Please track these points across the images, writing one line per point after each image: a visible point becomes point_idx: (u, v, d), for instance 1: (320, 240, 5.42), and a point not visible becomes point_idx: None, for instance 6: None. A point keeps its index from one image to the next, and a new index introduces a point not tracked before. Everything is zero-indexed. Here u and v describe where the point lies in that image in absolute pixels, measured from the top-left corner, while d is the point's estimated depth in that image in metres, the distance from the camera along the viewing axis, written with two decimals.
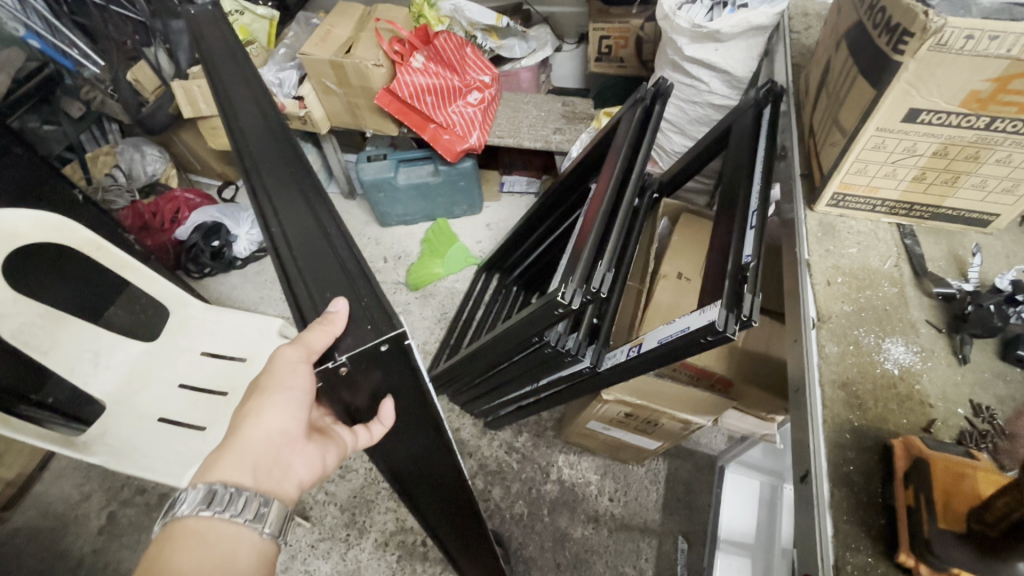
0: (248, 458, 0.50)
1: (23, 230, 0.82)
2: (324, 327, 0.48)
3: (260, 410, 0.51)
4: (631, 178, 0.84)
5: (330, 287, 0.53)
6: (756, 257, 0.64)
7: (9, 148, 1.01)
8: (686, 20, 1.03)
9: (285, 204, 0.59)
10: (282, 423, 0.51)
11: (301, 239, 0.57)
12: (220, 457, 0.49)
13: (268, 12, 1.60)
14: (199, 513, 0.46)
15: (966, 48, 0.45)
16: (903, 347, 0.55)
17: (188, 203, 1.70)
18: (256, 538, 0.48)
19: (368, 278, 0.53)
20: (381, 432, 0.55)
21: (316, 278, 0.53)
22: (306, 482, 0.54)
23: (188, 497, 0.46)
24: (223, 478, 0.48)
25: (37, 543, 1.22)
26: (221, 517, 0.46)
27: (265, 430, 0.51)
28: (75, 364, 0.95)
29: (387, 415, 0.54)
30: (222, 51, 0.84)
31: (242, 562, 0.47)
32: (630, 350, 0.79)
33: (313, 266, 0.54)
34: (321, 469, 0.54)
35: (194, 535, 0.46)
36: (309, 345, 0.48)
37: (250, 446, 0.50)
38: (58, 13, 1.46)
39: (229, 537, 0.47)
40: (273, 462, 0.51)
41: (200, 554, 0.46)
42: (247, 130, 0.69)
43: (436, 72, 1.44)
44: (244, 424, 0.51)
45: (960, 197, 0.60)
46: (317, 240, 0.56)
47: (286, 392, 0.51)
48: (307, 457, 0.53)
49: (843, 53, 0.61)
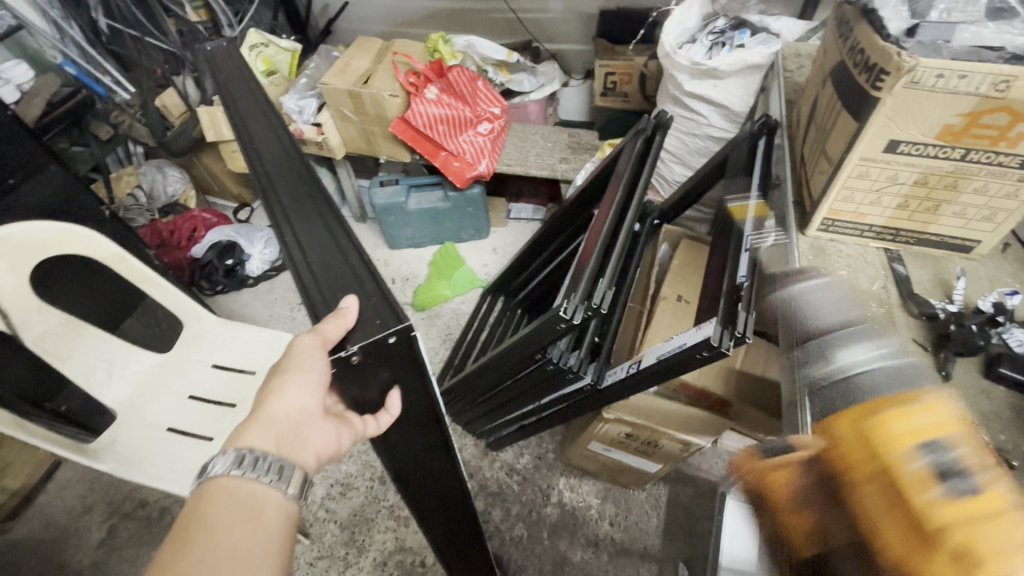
0: (271, 431, 0.52)
1: (52, 241, 0.87)
2: (338, 320, 0.51)
3: (281, 389, 0.52)
4: (632, 205, 0.88)
5: (341, 289, 0.56)
6: (750, 278, 0.67)
7: (44, 166, 1.07)
8: (686, 58, 1.10)
9: (298, 219, 0.63)
10: (302, 401, 0.53)
11: (315, 249, 0.60)
12: (246, 428, 0.51)
13: (291, 45, 1.70)
14: (230, 472, 0.48)
15: (937, 85, 0.49)
16: (890, 363, 0.58)
17: (205, 223, 1.76)
18: (281, 499, 0.50)
19: (377, 281, 0.56)
20: (388, 422, 0.55)
21: (329, 282, 0.57)
22: (324, 456, 0.55)
23: (221, 458, 0.49)
24: (251, 445, 0.50)
25: (35, 556, 1.22)
26: (250, 477, 0.49)
27: (287, 407, 0.53)
28: (90, 373, 0.98)
29: (393, 405, 0.55)
30: (245, 81, 0.90)
31: (270, 520, 0.49)
32: (630, 366, 0.81)
33: (325, 271, 0.58)
34: (337, 446, 0.56)
35: (226, 492, 0.48)
36: (324, 336, 0.50)
37: (274, 419, 0.52)
38: (94, 43, 1.61)
39: (257, 495, 0.49)
40: (294, 436, 0.53)
41: (232, 508, 0.48)
42: (264, 152, 0.74)
43: (449, 103, 1.52)
44: (267, 400, 0.53)
45: (941, 223, 0.63)
46: (331, 250, 0.60)
47: (304, 373, 0.52)
48: (325, 432, 0.55)
49: (828, 90, 0.65)
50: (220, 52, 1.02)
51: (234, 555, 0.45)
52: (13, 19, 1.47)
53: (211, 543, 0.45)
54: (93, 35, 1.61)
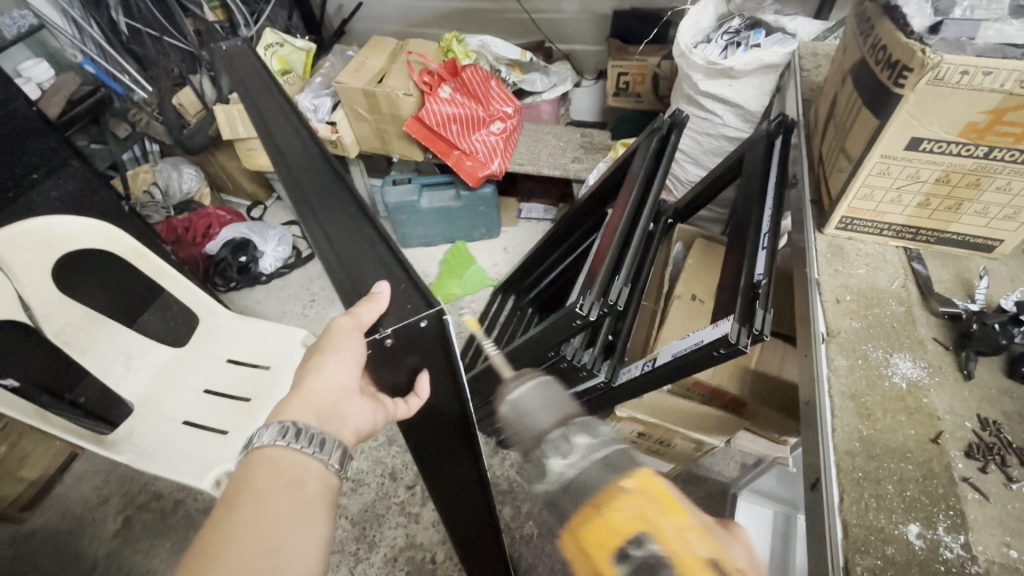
0: (312, 405, 0.53)
1: (74, 235, 0.89)
2: (371, 303, 0.54)
3: (321, 365, 0.54)
4: (646, 205, 0.88)
5: (370, 275, 0.59)
6: (768, 276, 0.67)
7: (67, 161, 1.09)
8: (702, 57, 1.10)
9: (327, 212, 0.65)
10: (341, 378, 0.55)
11: (342, 237, 0.63)
12: (288, 402, 0.53)
13: (306, 45, 1.72)
14: (275, 443, 0.50)
15: (961, 82, 0.49)
16: (911, 362, 0.58)
17: (220, 220, 1.78)
18: (323, 471, 0.52)
19: (403, 265, 0.58)
20: (418, 406, 0.56)
21: (359, 270, 0.60)
22: (360, 433, 0.56)
23: (267, 429, 0.51)
24: (293, 418, 0.52)
25: (52, 546, 1.24)
26: (293, 448, 0.51)
27: (327, 382, 0.54)
28: (109, 366, 1.00)
29: (423, 387, 0.56)
30: (260, 78, 0.91)
31: (312, 490, 0.51)
32: (645, 364, 0.81)
33: (354, 260, 0.61)
34: (373, 425, 0.57)
35: (271, 462, 0.50)
36: (360, 317, 0.54)
37: (314, 394, 0.54)
38: (113, 42, 1.64)
39: (299, 465, 0.51)
40: (333, 411, 0.54)
41: (277, 476, 0.50)
42: (285, 144, 0.77)
43: (462, 103, 1.53)
44: (307, 376, 0.55)
45: (963, 222, 0.62)
46: (359, 241, 0.63)
47: (343, 352, 0.55)
48: (362, 410, 0.56)
49: (848, 88, 0.65)
50: (236, 51, 1.02)
51: (280, 518, 0.46)
52: (35, 19, 1.55)
53: (258, 507, 0.47)
54: (113, 34, 1.64)
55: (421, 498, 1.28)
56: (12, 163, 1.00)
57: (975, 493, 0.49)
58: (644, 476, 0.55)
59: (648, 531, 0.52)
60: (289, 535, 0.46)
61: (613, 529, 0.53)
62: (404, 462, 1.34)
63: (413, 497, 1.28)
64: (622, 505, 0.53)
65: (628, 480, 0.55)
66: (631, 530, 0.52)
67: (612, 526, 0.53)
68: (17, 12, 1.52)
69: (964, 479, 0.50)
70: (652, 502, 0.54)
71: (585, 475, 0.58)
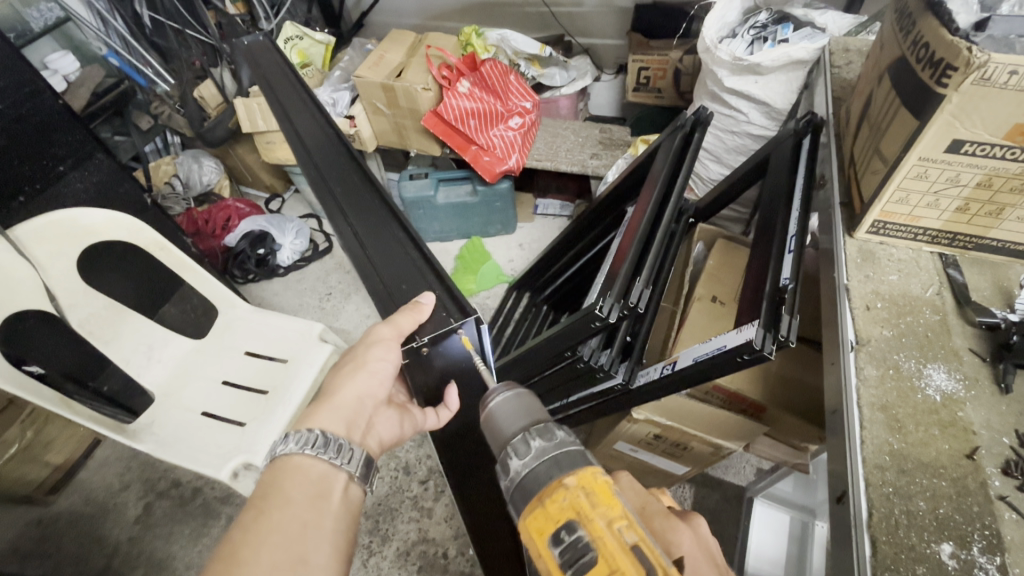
0: (342, 415, 0.57)
1: (99, 227, 0.90)
2: (414, 313, 0.60)
3: (353, 374, 0.59)
4: (668, 206, 0.86)
5: (409, 281, 0.69)
6: (795, 279, 0.65)
7: (93, 154, 1.10)
8: (727, 53, 1.07)
9: (367, 226, 0.76)
10: (371, 389, 0.60)
11: (376, 242, 0.74)
12: (317, 410, 0.57)
13: (325, 37, 1.73)
14: (303, 451, 0.52)
15: (1009, 83, 0.46)
16: (946, 373, 0.56)
17: (239, 213, 1.79)
18: (348, 482, 0.54)
19: (440, 277, 0.66)
20: (447, 416, 0.64)
21: (394, 276, 0.70)
22: (385, 442, 0.61)
23: (294, 436, 0.53)
24: (323, 426, 0.55)
25: (75, 529, 1.27)
26: (320, 458, 0.52)
27: (358, 391, 0.59)
28: (131, 356, 1.01)
29: (452, 400, 0.62)
30: (292, 83, 1.03)
31: (337, 500, 0.52)
32: (664, 367, 0.79)
33: (387, 265, 0.71)
34: (398, 435, 0.63)
35: (300, 469, 0.52)
36: (399, 327, 0.59)
37: (344, 404, 0.58)
38: (136, 34, 1.68)
39: (325, 476, 0.52)
40: (363, 421, 0.59)
41: (307, 484, 0.51)
42: (326, 153, 0.88)
43: (481, 98, 1.51)
44: (341, 386, 0.59)
45: (1005, 227, 0.60)
46: (394, 250, 0.73)
47: (380, 363, 0.60)
48: (390, 419, 0.62)
49: (885, 87, 0.63)
50: (256, 45, 1.15)
51: (305, 529, 0.48)
52: (61, 11, 1.58)
53: (287, 515, 0.48)
54: (137, 27, 1.68)
55: (435, 493, 1.28)
56: (39, 155, 1.01)
57: (1012, 512, 0.47)
58: (588, 471, 0.42)
59: (580, 524, 0.39)
60: (314, 548, 0.47)
61: (549, 520, 0.40)
62: (418, 457, 1.34)
63: (426, 492, 1.29)
64: (558, 494, 0.41)
65: (571, 474, 0.42)
66: (565, 518, 0.40)
67: (545, 519, 0.40)
68: (44, 4, 1.54)
69: (1001, 497, 0.48)
70: (591, 494, 0.40)
71: (532, 474, 0.43)
